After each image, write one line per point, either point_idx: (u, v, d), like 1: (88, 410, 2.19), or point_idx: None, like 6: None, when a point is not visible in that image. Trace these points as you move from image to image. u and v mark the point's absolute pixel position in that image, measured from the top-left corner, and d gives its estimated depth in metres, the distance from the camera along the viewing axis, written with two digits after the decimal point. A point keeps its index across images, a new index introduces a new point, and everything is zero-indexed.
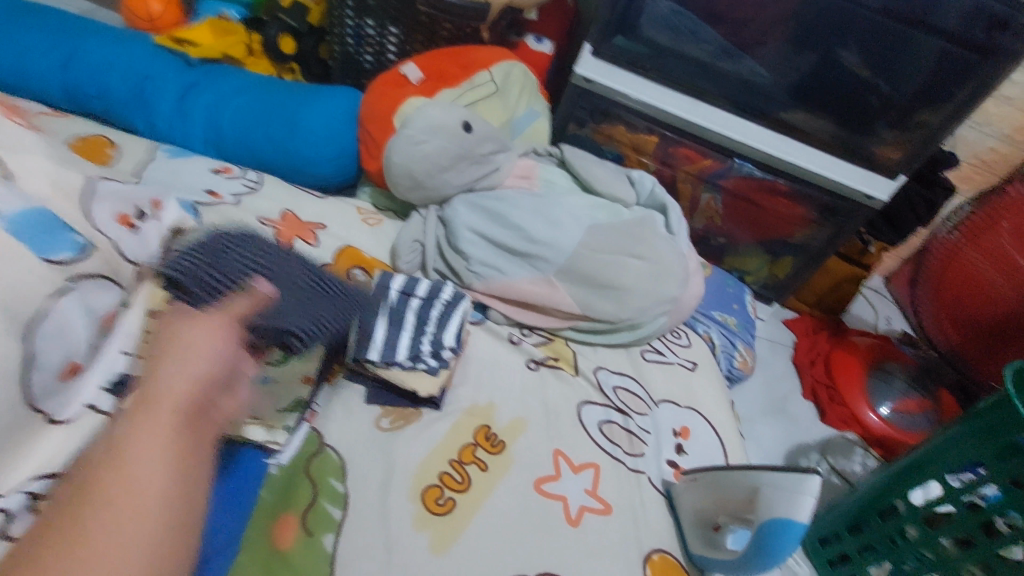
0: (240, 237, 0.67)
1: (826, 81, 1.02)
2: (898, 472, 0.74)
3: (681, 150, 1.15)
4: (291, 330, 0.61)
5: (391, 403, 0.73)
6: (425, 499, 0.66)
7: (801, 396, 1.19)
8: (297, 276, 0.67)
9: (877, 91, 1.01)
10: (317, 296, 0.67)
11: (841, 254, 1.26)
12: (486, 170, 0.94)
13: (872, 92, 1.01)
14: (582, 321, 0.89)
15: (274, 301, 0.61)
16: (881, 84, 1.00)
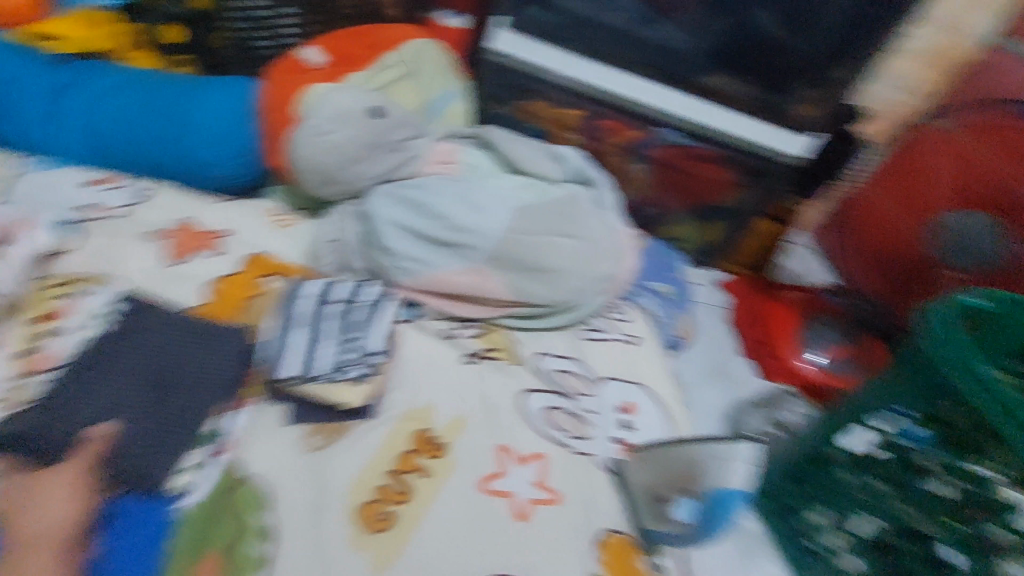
0: (139, 311, 0.69)
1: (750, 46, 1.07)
2: (831, 418, 0.73)
3: (606, 123, 1.13)
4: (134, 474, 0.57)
5: (319, 420, 0.68)
6: (363, 516, 0.62)
7: (740, 355, 1.22)
8: (141, 372, 0.63)
9: (793, 51, 1.04)
10: (192, 338, 0.67)
11: (771, 216, 1.26)
12: (403, 158, 0.89)
13: (790, 51, 1.04)
14: (517, 307, 0.86)
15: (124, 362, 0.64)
16: (796, 43, 1.04)
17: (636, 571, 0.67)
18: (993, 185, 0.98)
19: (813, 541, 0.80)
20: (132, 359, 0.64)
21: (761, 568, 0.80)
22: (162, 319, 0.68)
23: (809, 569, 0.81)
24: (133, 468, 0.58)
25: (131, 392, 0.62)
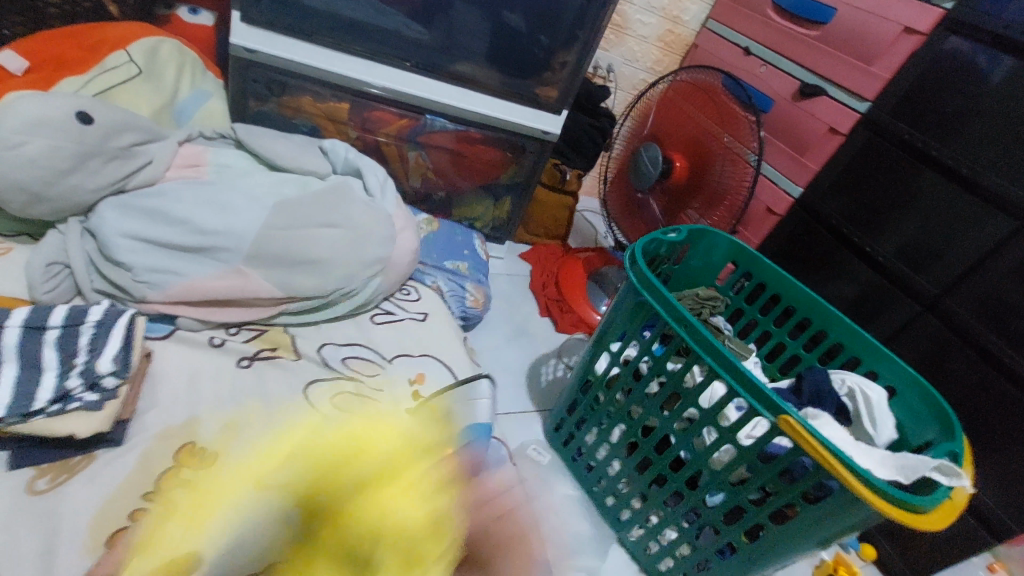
0: None
1: (503, 40, 1.12)
2: (589, 348, 0.89)
3: (376, 114, 1.16)
4: None
5: (48, 459, 0.61)
6: (110, 544, 0.58)
7: (538, 315, 1.35)
8: None
9: (540, 45, 1.13)
10: None
11: (548, 186, 1.45)
12: (134, 164, 0.82)
13: (537, 46, 1.13)
14: (291, 303, 0.85)
15: None
16: (542, 39, 1.12)
17: None
18: (697, 139, 1.24)
19: (592, 461, 0.92)
20: None
21: (555, 487, 0.93)
22: None
23: (591, 486, 0.92)
24: None
25: None
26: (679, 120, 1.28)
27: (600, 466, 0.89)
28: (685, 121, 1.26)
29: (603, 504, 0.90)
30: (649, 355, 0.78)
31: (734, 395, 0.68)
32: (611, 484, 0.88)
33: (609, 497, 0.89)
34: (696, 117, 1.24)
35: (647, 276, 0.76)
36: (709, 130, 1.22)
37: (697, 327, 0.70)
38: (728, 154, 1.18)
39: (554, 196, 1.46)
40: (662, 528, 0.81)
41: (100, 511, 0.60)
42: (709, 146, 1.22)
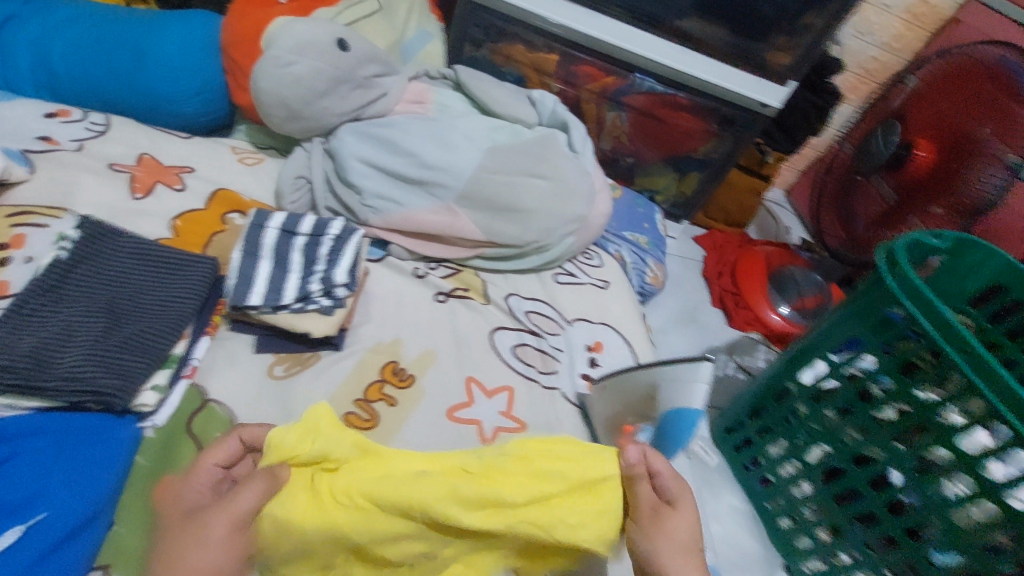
0: (96, 235, 0.64)
1: None
2: (796, 351, 0.78)
3: (583, 68, 1.11)
4: (93, 391, 0.54)
5: (286, 350, 0.68)
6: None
7: (709, 304, 1.25)
8: (94, 299, 0.60)
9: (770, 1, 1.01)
10: (151, 272, 0.65)
11: (743, 167, 1.30)
12: (372, 95, 0.86)
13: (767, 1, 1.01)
14: (488, 248, 0.86)
15: (68, 289, 0.60)
16: None
17: None
18: (953, 125, 0.98)
19: (769, 475, 0.83)
20: (90, 285, 0.61)
21: (719, 496, 0.86)
22: (123, 245, 0.65)
23: (762, 502, 0.84)
24: (94, 391, 0.54)
25: (86, 316, 0.58)
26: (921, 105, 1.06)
27: (781, 484, 0.80)
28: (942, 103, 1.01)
29: (775, 523, 0.82)
30: (889, 375, 0.67)
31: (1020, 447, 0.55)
32: (792, 506, 0.79)
33: (784, 518, 0.81)
34: (942, 102, 1.02)
35: (917, 285, 0.64)
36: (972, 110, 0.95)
37: (978, 354, 0.58)
38: (972, 145, 0.94)
39: (747, 179, 1.31)
40: (853, 572, 0.72)
41: (319, 409, 0.65)
42: (952, 132, 0.98)
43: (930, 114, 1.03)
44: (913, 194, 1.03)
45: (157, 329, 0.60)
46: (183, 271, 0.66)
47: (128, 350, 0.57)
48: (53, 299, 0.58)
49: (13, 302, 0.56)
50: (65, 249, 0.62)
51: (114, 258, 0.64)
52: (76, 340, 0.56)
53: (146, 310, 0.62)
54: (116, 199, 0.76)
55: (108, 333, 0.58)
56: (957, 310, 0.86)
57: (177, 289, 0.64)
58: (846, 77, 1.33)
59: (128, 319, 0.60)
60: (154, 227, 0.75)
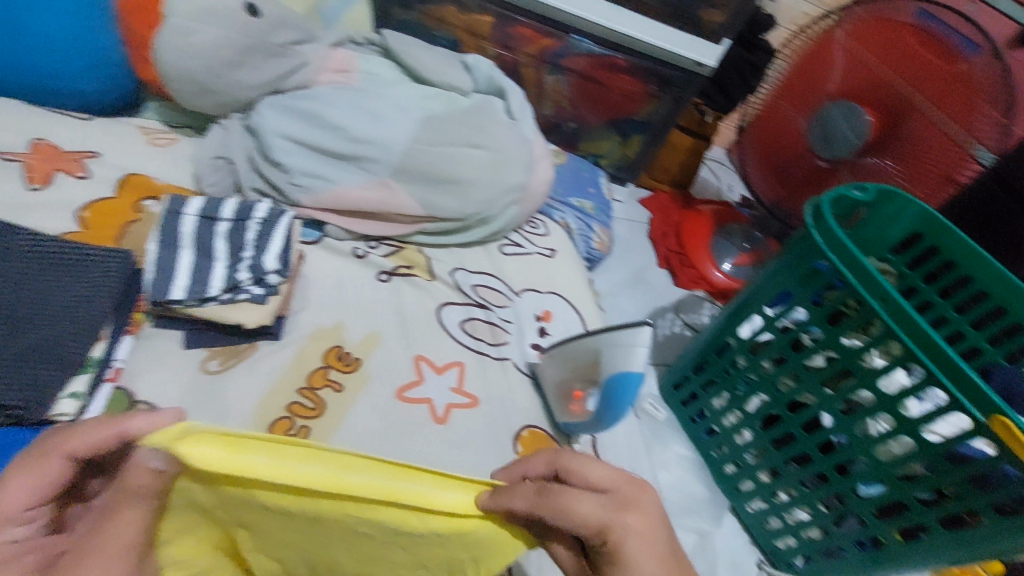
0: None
1: None
2: (734, 309, 0.81)
3: (519, 30, 1.08)
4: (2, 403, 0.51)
5: (217, 343, 0.65)
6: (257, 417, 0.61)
7: (656, 265, 1.28)
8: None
9: None
10: (57, 268, 0.59)
11: (683, 127, 1.31)
12: (291, 64, 0.80)
13: None
14: (429, 223, 0.84)
15: None
16: None
17: None
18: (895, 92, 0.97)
19: (715, 426, 0.87)
20: None
21: (669, 447, 0.90)
22: (12, 242, 0.58)
23: (709, 450, 0.88)
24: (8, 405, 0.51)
25: None
26: (845, 62, 1.04)
27: (726, 433, 0.84)
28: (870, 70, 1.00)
29: (722, 470, 0.86)
30: (818, 325, 0.70)
31: (930, 385, 0.60)
32: (736, 453, 0.83)
33: (729, 464, 0.85)
34: (868, 60, 1.00)
35: (839, 237, 0.67)
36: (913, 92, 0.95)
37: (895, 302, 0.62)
38: (907, 108, 0.97)
39: (688, 139, 1.32)
40: (791, 508, 0.77)
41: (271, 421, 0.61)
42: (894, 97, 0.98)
43: (857, 74, 1.02)
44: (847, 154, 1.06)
45: (76, 337, 0.55)
46: (96, 263, 0.60)
47: (46, 360, 0.53)
48: None
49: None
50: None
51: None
52: None
53: (68, 313, 0.56)
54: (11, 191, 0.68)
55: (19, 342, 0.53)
56: (881, 258, 0.91)
57: (101, 281, 0.59)
58: (780, 34, 1.40)
59: (39, 330, 0.55)
60: (57, 220, 0.68)
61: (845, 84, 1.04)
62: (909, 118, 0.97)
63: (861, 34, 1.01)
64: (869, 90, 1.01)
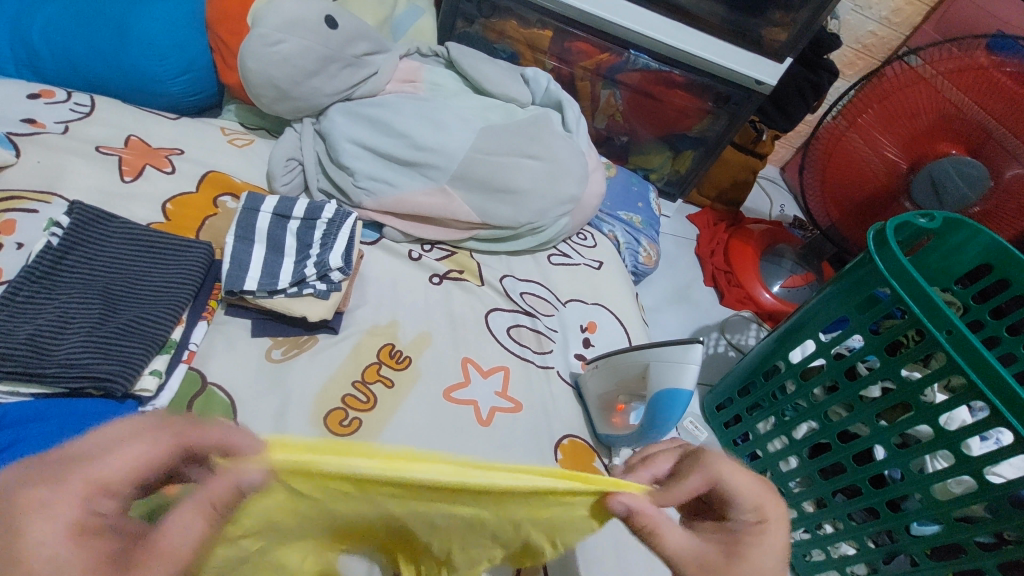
0: (86, 219, 0.64)
1: None
2: (785, 331, 0.80)
3: (577, 45, 1.10)
4: (91, 376, 0.54)
5: (281, 333, 0.69)
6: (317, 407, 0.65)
7: (702, 283, 1.26)
8: (86, 288, 0.60)
9: None
10: (146, 259, 0.65)
11: (737, 145, 1.30)
12: (363, 74, 0.85)
13: None
14: (482, 230, 0.86)
15: (56, 282, 0.59)
16: None
17: (591, 469, 0.72)
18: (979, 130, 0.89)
19: (758, 450, 0.85)
20: (80, 276, 0.61)
21: None
22: (107, 232, 0.65)
23: None
24: (100, 377, 0.55)
25: (78, 307, 0.58)
26: (912, 89, 0.95)
27: (769, 458, 0.82)
28: (951, 105, 0.91)
29: None
30: (875, 354, 0.68)
31: (993, 425, 0.57)
32: (779, 479, 0.81)
33: None
34: (943, 90, 0.91)
35: (904, 265, 0.65)
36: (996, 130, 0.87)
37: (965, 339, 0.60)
38: (983, 136, 0.89)
39: (742, 157, 1.30)
40: (836, 541, 0.75)
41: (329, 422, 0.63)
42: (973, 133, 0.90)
43: (926, 101, 0.94)
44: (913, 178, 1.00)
45: (162, 319, 0.60)
46: (180, 255, 0.66)
47: (138, 336, 0.58)
48: (49, 296, 0.58)
49: (5, 290, 0.56)
50: (56, 238, 0.62)
51: (93, 248, 0.63)
52: (82, 334, 0.56)
53: (156, 299, 0.62)
54: (106, 182, 0.74)
55: (114, 321, 0.58)
56: (945, 289, 0.87)
57: (184, 269, 0.65)
58: (844, 53, 1.37)
59: (130, 312, 0.60)
60: (144, 211, 0.74)
61: (911, 111, 0.96)
62: (984, 147, 0.90)
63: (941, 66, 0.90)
64: (938, 119, 0.93)
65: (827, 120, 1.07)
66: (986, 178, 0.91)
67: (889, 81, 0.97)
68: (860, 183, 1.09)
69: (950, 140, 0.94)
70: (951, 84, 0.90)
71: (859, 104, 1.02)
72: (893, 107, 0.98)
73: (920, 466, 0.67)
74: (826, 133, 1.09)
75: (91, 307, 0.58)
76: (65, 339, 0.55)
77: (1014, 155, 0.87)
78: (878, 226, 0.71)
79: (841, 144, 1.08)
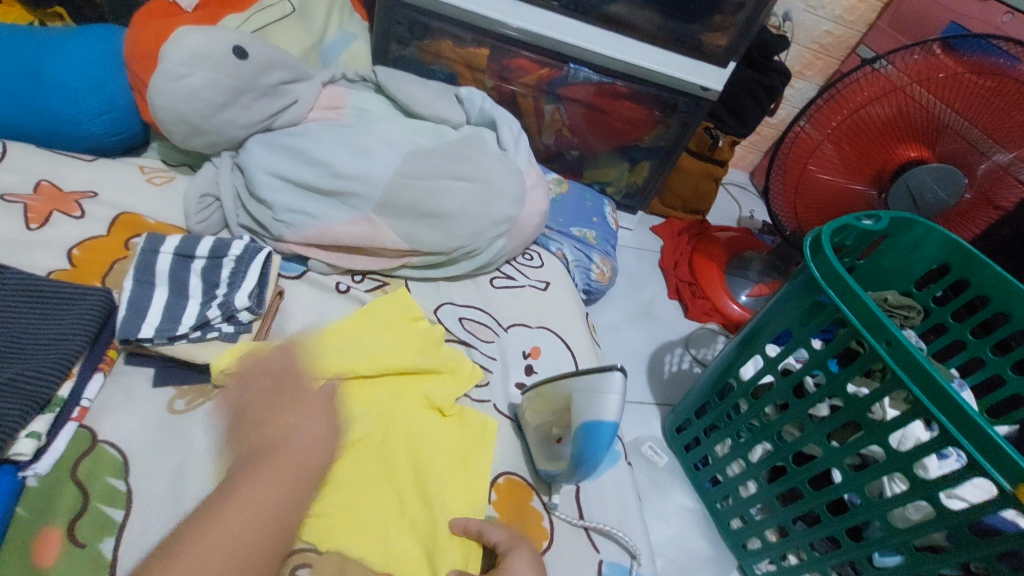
0: None
1: None
2: (733, 348, 0.75)
3: (516, 62, 1.07)
4: None
5: (186, 382, 0.64)
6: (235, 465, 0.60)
7: (666, 296, 1.22)
8: None
9: None
10: (35, 308, 0.60)
11: (693, 152, 1.25)
12: (282, 103, 0.82)
13: None
14: (413, 257, 0.83)
15: None
16: None
17: (528, 508, 0.67)
18: (945, 131, 0.86)
19: (718, 474, 0.80)
20: None
21: (669, 496, 0.84)
22: None
23: (713, 502, 0.81)
24: None
25: None
26: (871, 87, 0.91)
27: (729, 484, 0.77)
28: (920, 108, 0.87)
29: (727, 526, 0.78)
30: (821, 369, 0.63)
31: (945, 444, 0.52)
32: (740, 507, 0.76)
33: (735, 519, 0.78)
34: (912, 93, 0.88)
35: (840, 274, 0.61)
36: (963, 129, 0.85)
37: (908, 350, 0.55)
38: (939, 131, 0.87)
39: (700, 164, 1.26)
40: (802, 573, 0.69)
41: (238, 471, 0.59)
42: (938, 133, 0.87)
43: (883, 97, 0.91)
44: (875, 177, 0.96)
45: (49, 375, 0.56)
46: (74, 304, 0.62)
47: (19, 396, 0.54)
48: None
49: None
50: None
51: None
52: None
53: (42, 354, 0.57)
54: (7, 231, 0.71)
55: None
56: (903, 292, 0.83)
57: (79, 317, 0.61)
58: (801, 54, 1.35)
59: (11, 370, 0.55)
60: (46, 258, 0.70)
61: (870, 109, 0.92)
62: (942, 141, 0.87)
63: (914, 69, 0.87)
64: (895, 116, 0.90)
65: (795, 124, 1.00)
66: (959, 177, 0.87)
67: (856, 85, 0.93)
68: (826, 190, 1.03)
69: (914, 142, 0.90)
70: (919, 86, 0.87)
71: (826, 108, 0.97)
72: (861, 112, 0.93)
73: (878, 489, 0.62)
74: (793, 139, 1.03)
75: None
76: None
77: (973, 147, 0.85)
78: (817, 232, 0.67)
79: (808, 152, 1.02)
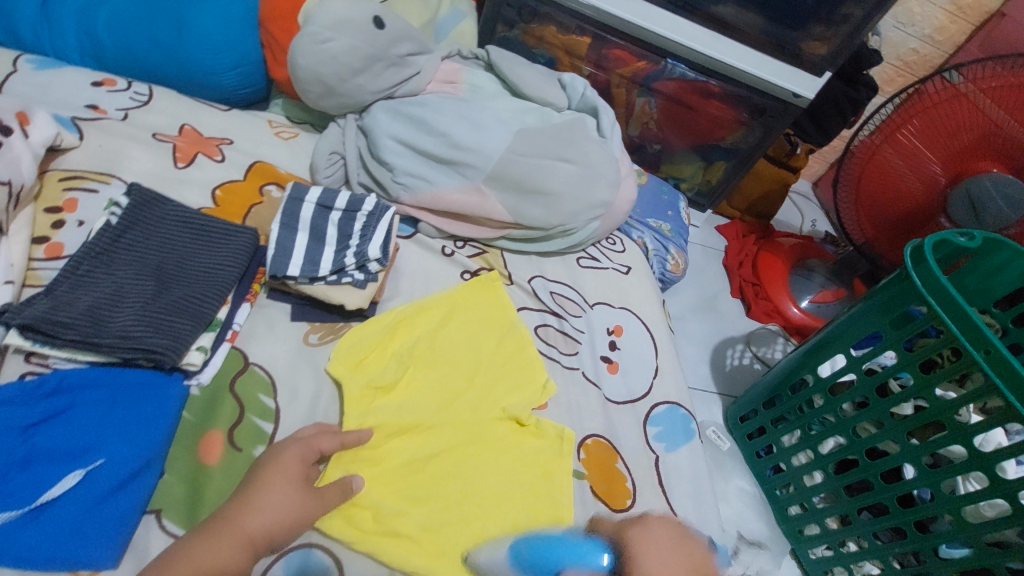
0: (143, 200, 0.68)
1: None
2: (812, 345, 0.79)
3: (614, 52, 1.11)
4: (141, 348, 0.57)
5: (318, 319, 0.71)
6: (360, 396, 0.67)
7: (729, 294, 1.26)
8: (140, 266, 0.63)
9: None
10: (195, 241, 0.68)
11: (770, 157, 1.28)
12: (406, 74, 0.87)
13: None
14: (515, 230, 0.88)
15: (112, 258, 0.63)
16: None
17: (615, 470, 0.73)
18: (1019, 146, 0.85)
19: (782, 463, 0.84)
20: (132, 254, 0.64)
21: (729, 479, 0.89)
22: (161, 212, 0.68)
23: (773, 489, 0.86)
24: (147, 351, 0.57)
25: (131, 283, 0.61)
26: (942, 100, 0.93)
27: (794, 472, 0.81)
28: (990, 122, 0.88)
29: (785, 511, 0.83)
30: (908, 372, 0.67)
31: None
32: (802, 495, 0.80)
33: (795, 506, 0.82)
34: (982, 107, 0.88)
35: (942, 282, 0.65)
36: None
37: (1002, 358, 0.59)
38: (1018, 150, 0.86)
39: (775, 169, 1.29)
40: (861, 559, 0.73)
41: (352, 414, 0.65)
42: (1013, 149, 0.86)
43: (962, 111, 0.91)
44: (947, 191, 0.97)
45: (210, 299, 0.63)
46: (228, 240, 0.69)
47: (187, 314, 0.60)
48: (104, 274, 0.61)
49: (68, 263, 0.60)
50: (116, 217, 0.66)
51: (146, 228, 0.66)
52: (135, 308, 0.59)
53: (203, 280, 0.64)
54: (160, 167, 0.78)
55: (168, 298, 0.61)
56: (982, 310, 0.86)
57: (234, 251, 0.68)
58: (884, 70, 1.35)
59: (180, 292, 0.62)
60: (194, 195, 0.77)
61: (940, 123, 0.94)
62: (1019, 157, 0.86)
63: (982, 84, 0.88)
64: (969, 130, 0.91)
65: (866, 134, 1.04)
66: None
67: (928, 96, 0.95)
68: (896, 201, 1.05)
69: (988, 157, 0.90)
70: (990, 100, 0.87)
71: (896, 118, 1.00)
72: (931, 124, 0.95)
73: (951, 487, 0.66)
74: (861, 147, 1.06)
75: (143, 285, 0.61)
76: (119, 313, 0.58)
77: None
78: (917, 242, 0.70)
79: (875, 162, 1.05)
